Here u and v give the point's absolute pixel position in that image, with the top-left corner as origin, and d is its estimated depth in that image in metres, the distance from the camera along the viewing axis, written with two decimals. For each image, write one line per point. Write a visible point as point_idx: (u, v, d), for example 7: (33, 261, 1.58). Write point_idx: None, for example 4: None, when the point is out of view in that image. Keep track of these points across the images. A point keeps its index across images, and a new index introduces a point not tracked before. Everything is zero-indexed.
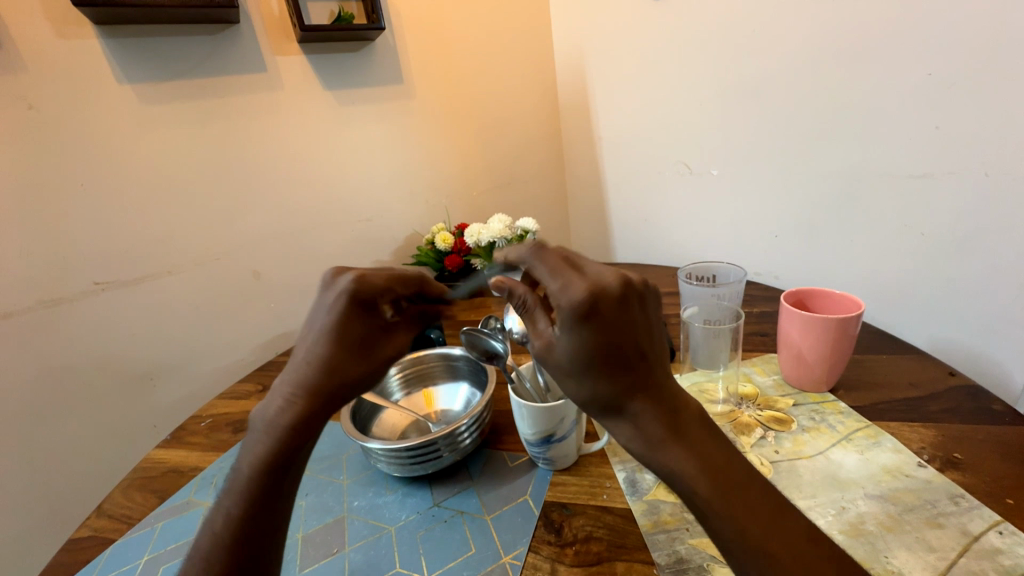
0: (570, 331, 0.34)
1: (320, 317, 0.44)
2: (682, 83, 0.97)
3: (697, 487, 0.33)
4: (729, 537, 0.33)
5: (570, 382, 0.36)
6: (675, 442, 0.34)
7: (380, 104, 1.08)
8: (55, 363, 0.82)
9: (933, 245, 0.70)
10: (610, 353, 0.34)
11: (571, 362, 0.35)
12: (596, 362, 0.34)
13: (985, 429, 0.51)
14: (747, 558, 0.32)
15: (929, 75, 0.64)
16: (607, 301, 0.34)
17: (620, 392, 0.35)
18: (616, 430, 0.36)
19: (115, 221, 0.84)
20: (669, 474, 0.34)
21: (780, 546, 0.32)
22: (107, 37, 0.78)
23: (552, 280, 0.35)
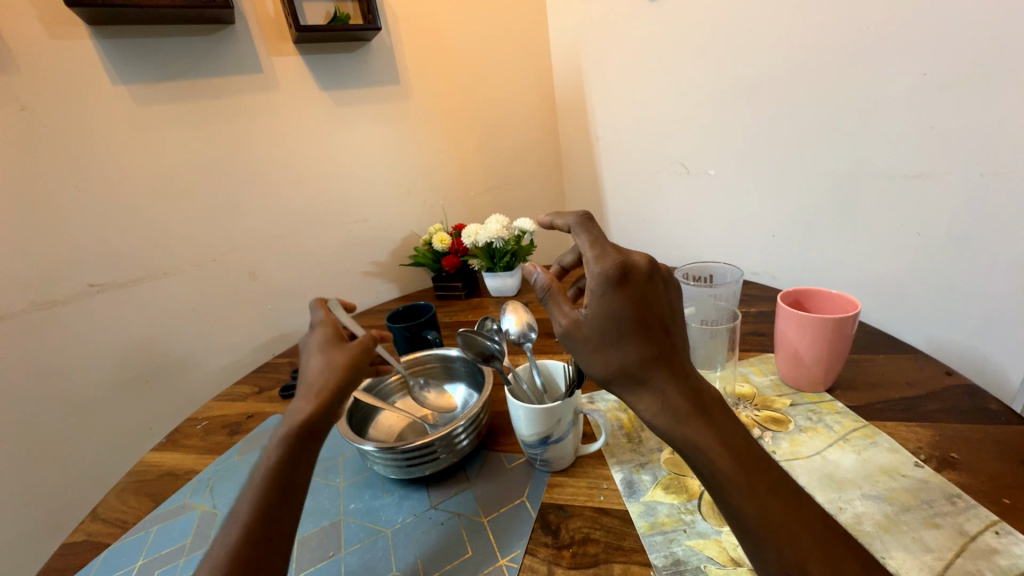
0: (606, 298, 0.41)
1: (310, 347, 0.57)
2: (679, 83, 0.97)
3: (717, 460, 0.37)
4: (747, 510, 0.36)
5: (599, 351, 0.42)
6: (699, 417, 0.39)
7: (377, 105, 1.08)
8: (51, 366, 0.81)
9: (930, 244, 0.70)
10: (640, 318, 0.41)
11: (603, 328, 0.41)
12: (627, 326, 0.41)
13: (981, 428, 0.51)
14: (764, 531, 0.35)
15: (924, 74, 0.64)
16: (636, 274, 0.42)
17: (646, 357, 0.40)
18: (643, 399, 0.40)
19: (110, 223, 0.84)
20: (693, 449, 0.38)
21: (796, 523, 0.35)
22: (102, 39, 0.78)
23: (589, 256, 0.43)
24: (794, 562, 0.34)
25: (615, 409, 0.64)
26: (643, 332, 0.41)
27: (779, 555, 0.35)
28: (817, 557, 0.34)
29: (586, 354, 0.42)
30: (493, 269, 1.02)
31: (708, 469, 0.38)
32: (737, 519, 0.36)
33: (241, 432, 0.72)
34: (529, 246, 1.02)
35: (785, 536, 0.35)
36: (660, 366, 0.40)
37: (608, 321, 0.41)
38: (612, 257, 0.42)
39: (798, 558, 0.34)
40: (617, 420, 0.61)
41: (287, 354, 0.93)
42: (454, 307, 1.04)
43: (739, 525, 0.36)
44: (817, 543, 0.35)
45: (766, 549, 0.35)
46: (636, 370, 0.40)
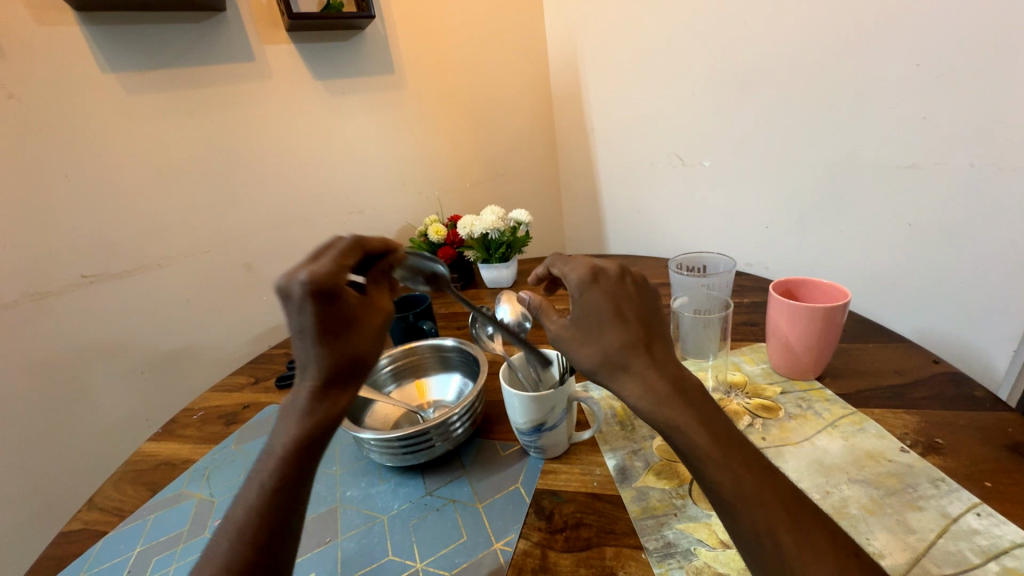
0: (584, 294, 0.44)
1: (301, 316, 0.41)
2: (674, 73, 0.97)
3: (696, 440, 0.37)
4: (724, 484, 0.36)
5: (583, 345, 0.43)
6: (677, 397, 0.39)
7: (371, 94, 1.07)
8: (44, 356, 0.81)
9: (921, 235, 0.71)
10: (615, 310, 0.43)
11: (584, 321, 0.43)
12: (606, 317, 0.42)
13: (966, 414, 0.53)
14: (739, 503, 0.35)
15: (917, 65, 0.65)
16: (607, 274, 0.45)
17: (626, 342, 0.41)
18: (626, 384, 0.40)
19: (102, 212, 0.83)
20: (673, 429, 0.38)
21: (769, 494, 0.35)
22: (90, 25, 0.77)
23: (567, 269, 0.47)
24: (767, 532, 0.34)
25: (609, 397, 0.64)
26: (620, 322, 0.42)
27: (752, 525, 0.35)
28: (788, 525, 0.34)
29: (573, 351, 0.43)
30: (488, 260, 1.03)
31: (686, 447, 0.38)
32: (713, 493, 0.37)
33: (238, 422, 0.73)
34: (524, 237, 1.03)
35: (758, 507, 0.35)
36: (641, 350, 0.41)
37: (586, 315, 0.43)
38: (582, 264, 0.46)
39: (771, 527, 0.34)
40: (611, 409, 0.62)
41: (283, 345, 0.93)
42: (450, 298, 1.04)
43: (716, 499, 0.36)
44: (787, 511, 0.34)
45: (740, 520, 0.35)
46: (616, 356, 0.41)
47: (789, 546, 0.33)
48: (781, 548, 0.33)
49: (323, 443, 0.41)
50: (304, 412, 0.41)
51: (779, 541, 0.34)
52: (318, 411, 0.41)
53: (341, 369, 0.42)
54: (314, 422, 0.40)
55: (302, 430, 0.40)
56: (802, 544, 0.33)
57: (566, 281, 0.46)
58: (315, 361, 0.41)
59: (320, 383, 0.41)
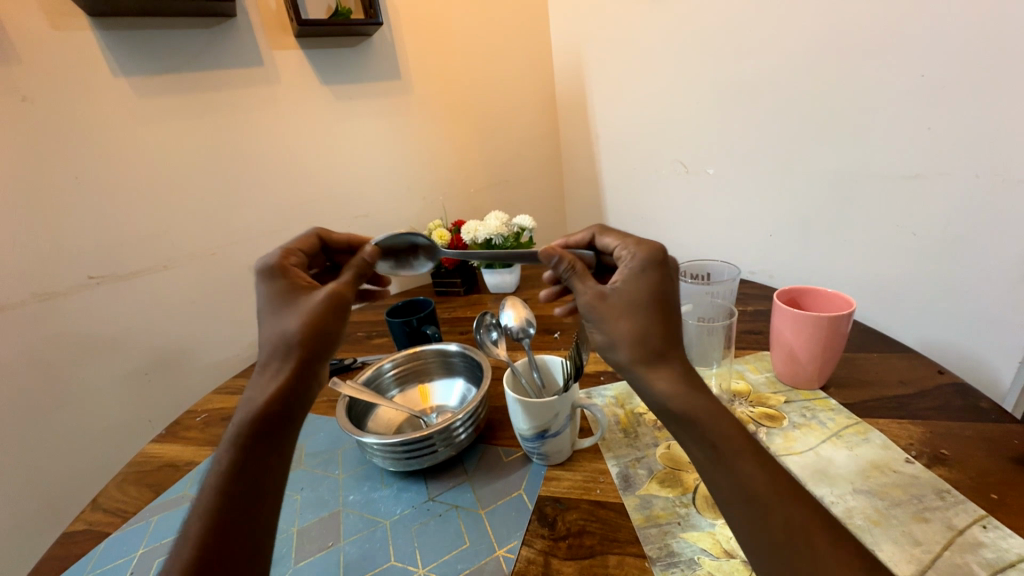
0: (642, 276, 0.44)
1: (257, 308, 0.47)
2: (679, 81, 0.98)
3: (728, 432, 0.38)
4: (755, 476, 0.36)
5: (624, 321, 0.42)
6: (709, 394, 0.40)
7: (377, 100, 1.08)
8: (50, 357, 0.82)
9: (926, 245, 0.71)
10: (665, 298, 0.43)
11: (632, 299, 0.43)
12: (655, 303, 0.43)
13: (971, 426, 0.52)
14: (769, 497, 0.36)
15: (922, 76, 0.65)
16: (669, 263, 0.46)
17: (669, 330, 0.42)
18: (660, 370, 0.40)
19: (110, 215, 0.84)
20: (705, 423, 0.38)
21: (799, 492, 0.36)
22: (103, 30, 0.78)
23: (628, 244, 0.47)
24: (800, 529, 0.34)
25: (612, 404, 0.64)
26: (667, 311, 0.43)
27: (785, 522, 0.35)
28: (818, 522, 0.35)
29: (608, 322, 0.43)
30: (492, 266, 1.03)
31: (719, 440, 0.38)
32: (743, 490, 0.36)
33: None
34: (528, 243, 1.03)
35: (790, 504, 0.35)
36: (674, 344, 0.42)
37: (639, 296, 0.43)
38: (650, 245, 0.46)
39: (804, 524, 0.34)
40: (614, 416, 0.62)
41: None
42: (453, 303, 1.04)
43: (746, 496, 0.36)
44: (815, 509, 0.35)
45: (773, 516, 0.35)
46: (660, 340, 0.41)
47: (822, 544, 0.34)
48: (813, 546, 0.34)
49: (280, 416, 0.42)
50: (252, 393, 0.43)
51: (812, 538, 0.34)
52: (263, 388, 0.43)
53: (280, 344, 0.44)
54: (258, 399, 0.42)
55: (247, 410, 0.42)
56: (834, 542, 0.34)
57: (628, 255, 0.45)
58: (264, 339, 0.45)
59: (266, 364, 0.44)
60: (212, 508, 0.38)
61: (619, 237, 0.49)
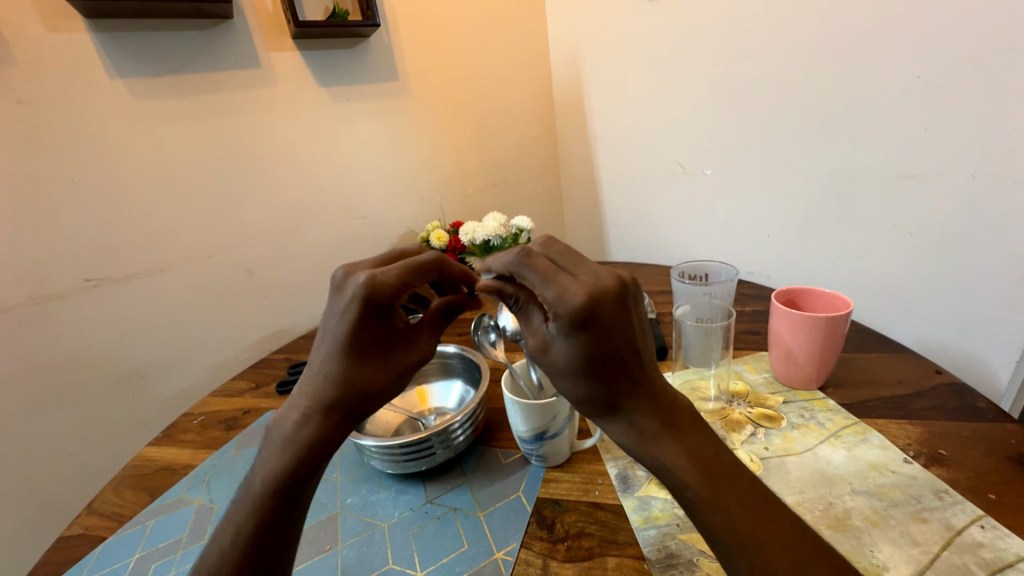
0: (566, 338, 0.38)
1: (336, 336, 0.45)
2: (676, 82, 0.98)
3: (688, 479, 0.37)
4: (721, 526, 0.36)
5: (563, 383, 0.40)
6: (669, 437, 0.38)
7: (375, 101, 1.08)
8: (46, 360, 0.81)
9: (923, 245, 0.71)
10: (601, 357, 0.37)
11: (564, 364, 0.39)
12: (587, 365, 0.38)
13: (969, 426, 0.52)
14: (739, 545, 0.35)
15: (917, 77, 0.65)
16: (599, 305, 0.37)
17: (611, 389, 0.38)
18: (613, 426, 0.39)
19: (106, 217, 0.84)
20: (665, 468, 0.37)
21: (768, 535, 0.35)
22: (99, 32, 0.77)
23: (546, 287, 0.38)
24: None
25: None
26: (605, 370, 0.38)
27: (751, 570, 0.35)
28: (786, 567, 0.34)
29: (551, 380, 0.41)
30: None
31: (679, 487, 0.37)
32: (709, 534, 0.36)
33: (238, 427, 0.72)
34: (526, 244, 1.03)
35: (760, 551, 0.35)
36: (622, 405, 0.38)
37: (570, 359, 0.38)
38: (568, 296, 0.37)
39: (770, 571, 0.34)
40: None
41: (284, 350, 0.93)
42: None
43: (713, 540, 0.36)
44: (785, 551, 0.35)
45: (736, 561, 0.35)
46: (602, 401, 0.39)
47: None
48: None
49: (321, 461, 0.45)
50: (300, 435, 0.44)
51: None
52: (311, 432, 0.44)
53: (345, 397, 0.45)
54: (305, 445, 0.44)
55: (286, 450, 0.43)
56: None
57: (548, 304, 0.38)
58: (325, 377, 0.45)
59: (319, 408, 0.44)
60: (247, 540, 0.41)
61: (543, 271, 0.39)
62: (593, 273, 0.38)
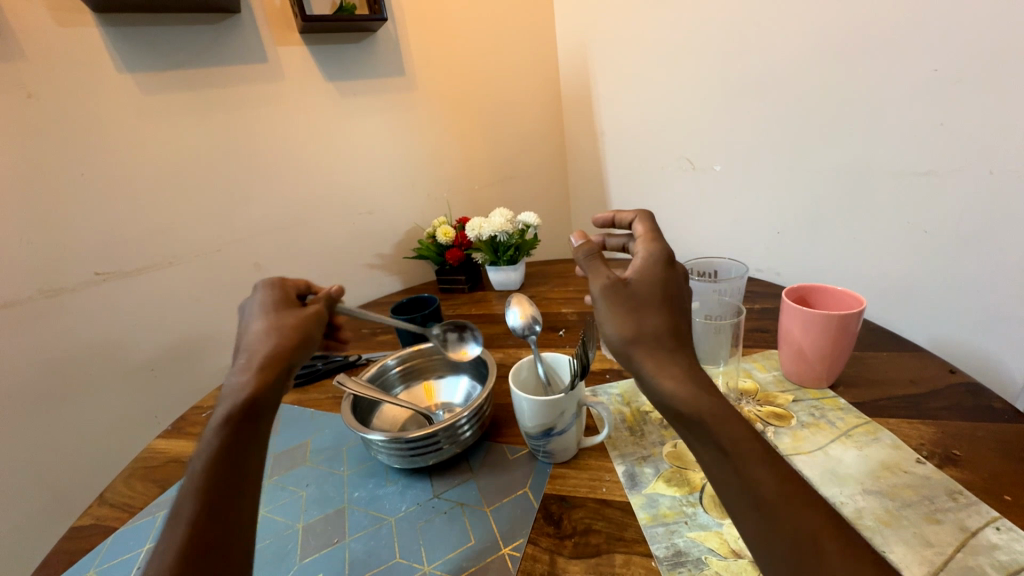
0: (659, 273, 0.44)
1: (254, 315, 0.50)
2: (686, 76, 0.97)
3: (741, 436, 0.36)
4: (765, 482, 0.34)
5: (641, 312, 0.41)
6: (716, 394, 0.39)
7: (383, 96, 1.08)
8: (56, 353, 0.82)
9: (937, 243, 0.70)
10: (675, 301, 0.43)
11: (649, 294, 0.42)
12: (667, 299, 0.43)
13: (984, 426, 0.52)
14: (781, 503, 0.34)
15: (934, 71, 0.64)
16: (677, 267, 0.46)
17: (673, 326, 0.42)
18: (670, 365, 0.39)
19: (116, 210, 0.84)
20: (717, 421, 0.37)
21: (811, 500, 0.34)
22: (108, 26, 0.78)
23: (644, 241, 0.47)
24: (809, 536, 0.32)
25: (618, 403, 0.64)
26: (674, 309, 0.43)
27: (793, 528, 0.33)
28: (831, 532, 0.32)
29: (616, 314, 0.41)
30: (496, 263, 1.02)
31: (728, 439, 0.36)
32: (750, 494, 0.34)
33: None
34: (533, 240, 1.02)
35: (804, 509, 0.33)
36: (681, 345, 0.41)
37: (651, 290, 0.43)
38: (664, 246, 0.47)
39: (814, 533, 0.32)
40: (620, 414, 0.62)
41: None
42: (458, 300, 1.04)
43: (752, 502, 0.34)
44: (829, 521, 0.33)
45: (779, 520, 0.33)
46: (666, 336, 0.41)
47: (834, 554, 0.31)
48: (825, 553, 0.31)
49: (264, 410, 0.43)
50: (236, 383, 0.43)
51: (822, 546, 0.32)
52: (250, 384, 0.43)
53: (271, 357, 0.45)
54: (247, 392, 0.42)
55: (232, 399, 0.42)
56: (845, 550, 0.32)
57: (642, 250, 0.46)
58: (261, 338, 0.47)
59: (262, 359, 0.45)
60: (204, 491, 0.37)
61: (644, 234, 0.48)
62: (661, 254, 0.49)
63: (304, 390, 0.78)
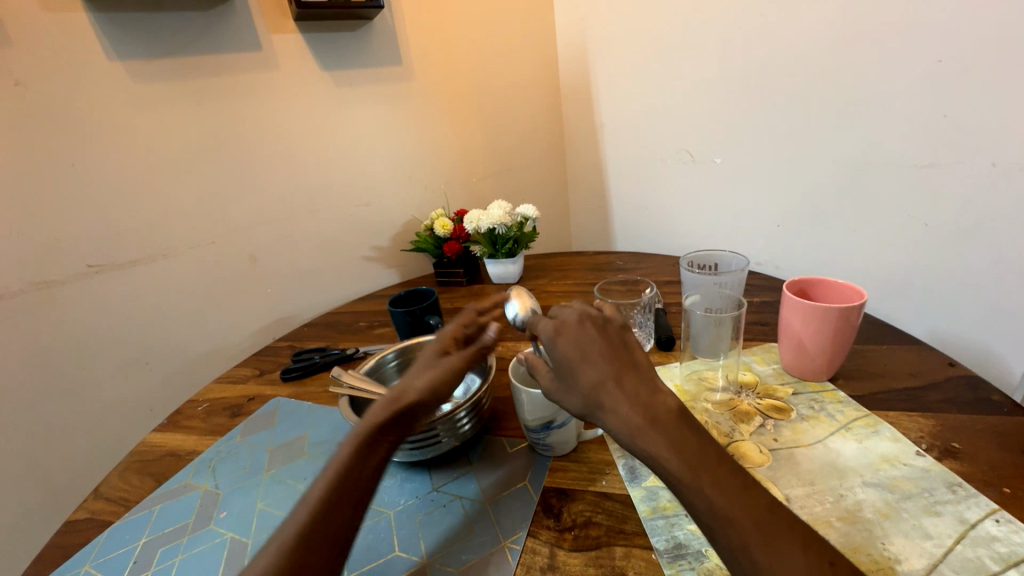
0: (553, 343, 0.44)
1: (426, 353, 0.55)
2: (686, 68, 0.96)
3: (671, 466, 0.38)
4: (697, 505, 0.36)
5: (564, 394, 0.44)
6: (650, 427, 0.39)
7: (379, 86, 1.06)
8: (50, 346, 0.81)
9: (937, 236, 0.69)
10: (581, 357, 0.43)
11: (559, 370, 0.44)
12: (571, 364, 0.43)
13: (983, 419, 0.52)
14: (714, 522, 0.35)
15: (937, 62, 0.64)
16: (568, 322, 0.45)
17: (594, 385, 0.41)
18: (607, 424, 0.41)
19: (109, 202, 0.83)
20: (652, 460, 0.39)
21: (742, 509, 0.35)
22: (97, 12, 0.76)
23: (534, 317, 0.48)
24: (741, 547, 0.34)
25: None
26: (586, 366, 0.42)
27: (728, 543, 0.35)
28: (758, 541, 0.34)
29: (559, 402, 0.45)
30: (495, 255, 1.01)
31: (663, 471, 0.38)
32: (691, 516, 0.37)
33: (243, 413, 0.72)
34: (531, 233, 1.01)
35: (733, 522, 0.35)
36: (612, 398, 0.41)
37: (559, 364, 0.44)
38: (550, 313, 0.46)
39: (745, 544, 0.34)
40: None
41: (288, 337, 0.93)
42: (456, 293, 1.03)
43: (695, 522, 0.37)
44: (760, 530, 0.34)
45: (717, 540, 0.35)
46: (590, 400, 0.42)
47: (763, 562, 0.33)
48: (756, 563, 0.33)
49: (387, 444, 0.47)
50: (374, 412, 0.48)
51: (753, 556, 0.34)
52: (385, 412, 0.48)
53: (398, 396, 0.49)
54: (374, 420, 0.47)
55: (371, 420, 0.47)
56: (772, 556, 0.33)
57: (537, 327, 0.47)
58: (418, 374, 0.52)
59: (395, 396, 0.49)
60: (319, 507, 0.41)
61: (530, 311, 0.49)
62: (564, 308, 0.47)
63: (301, 384, 0.78)
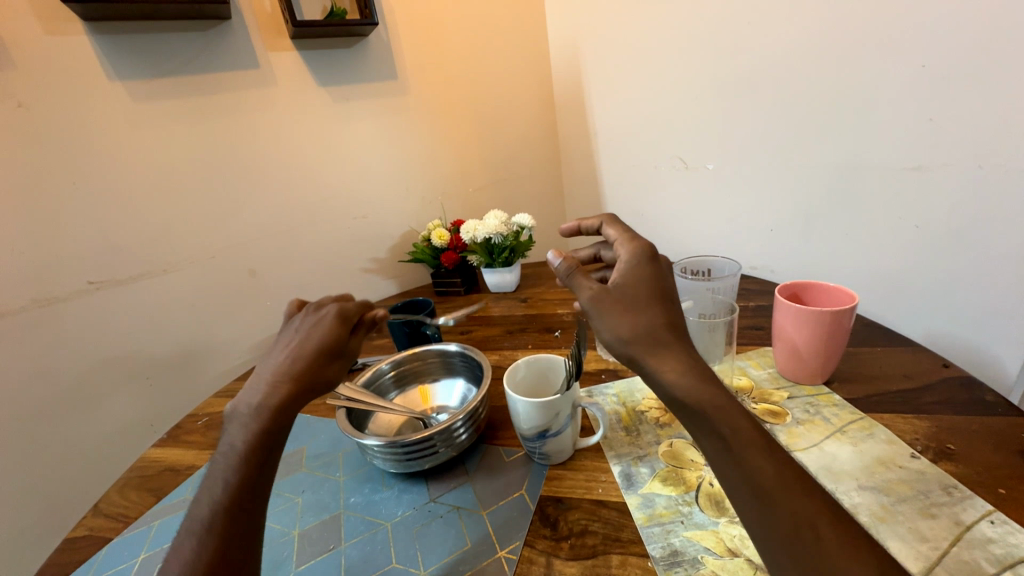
0: (637, 269, 0.45)
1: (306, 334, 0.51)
2: (676, 77, 0.97)
3: (738, 429, 0.37)
4: (762, 469, 0.35)
5: (628, 312, 0.42)
6: (715, 384, 0.39)
7: (375, 99, 1.08)
8: (50, 363, 0.81)
9: (929, 238, 0.70)
10: (661, 292, 0.44)
11: (633, 293, 0.43)
12: (653, 293, 0.43)
13: (978, 420, 0.52)
14: (779, 492, 0.34)
15: (923, 67, 0.64)
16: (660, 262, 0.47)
17: (666, 320, 0.42)
18: (667, 360, 0.40)
19: (108, 219, 0.84)
20: (716, 414, 0.37)
21: (807, 487, 0.35)
22: (97, 35, 0.77)
23: (624, 241, 0.48)
24: (807, 524, 0.33)
25: (614, 403, 0.64)
26: (662, 302, 0.43)
27: (791, 516, 0.33)
28: (827, 519, 0.33)
29: (612, 319, 0.42)
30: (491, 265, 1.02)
31: (728, 431, 0.36)
32: (747, 481, 0.35)
33: None
34: (527, 242, 1.02)
35: (797, 498, 0.34)
36: (677, 337, 0.42)
37: (635, 288, 0.43)
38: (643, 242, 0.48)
39: (811, 517, 0.33)
40: (616, 414, 0.62)
41: None
42: (454, 303, 1.04)
43: (752, 490, 0.35)
44: (821, 505, 0.34)
45: (778, 509, 0.34)
46: (660, 331, 0.41)
47: (828, 539, 0.32)
48: (820, 540, 0.32)
49: (274, 443, 0.46)
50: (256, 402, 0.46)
51: (818, 532, 0.32)
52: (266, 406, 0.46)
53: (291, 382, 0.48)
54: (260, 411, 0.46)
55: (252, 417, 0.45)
56: (839, 534, 0.32)
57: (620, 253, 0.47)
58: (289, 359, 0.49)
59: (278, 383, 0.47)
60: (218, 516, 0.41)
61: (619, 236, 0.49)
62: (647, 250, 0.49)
63: None
